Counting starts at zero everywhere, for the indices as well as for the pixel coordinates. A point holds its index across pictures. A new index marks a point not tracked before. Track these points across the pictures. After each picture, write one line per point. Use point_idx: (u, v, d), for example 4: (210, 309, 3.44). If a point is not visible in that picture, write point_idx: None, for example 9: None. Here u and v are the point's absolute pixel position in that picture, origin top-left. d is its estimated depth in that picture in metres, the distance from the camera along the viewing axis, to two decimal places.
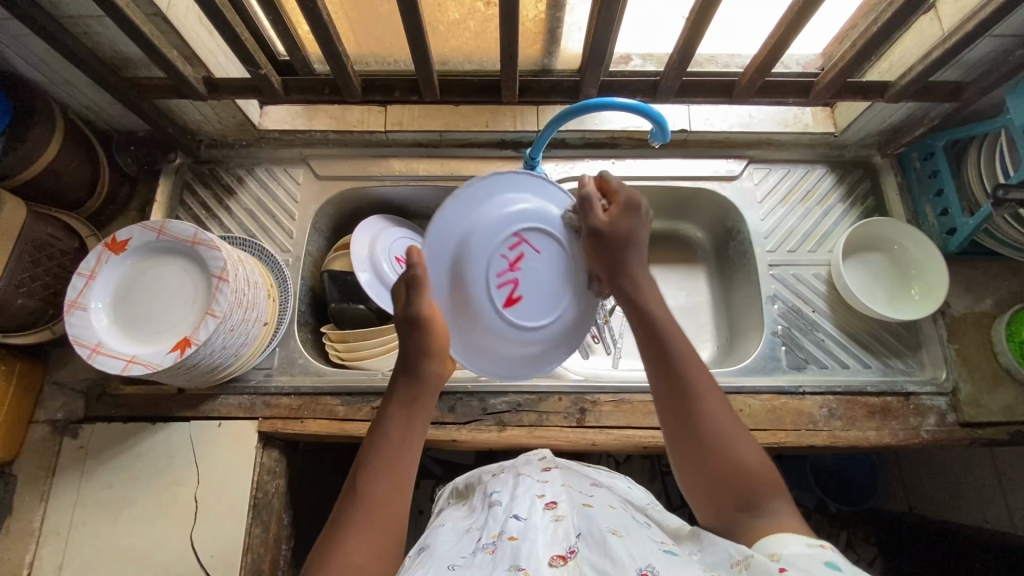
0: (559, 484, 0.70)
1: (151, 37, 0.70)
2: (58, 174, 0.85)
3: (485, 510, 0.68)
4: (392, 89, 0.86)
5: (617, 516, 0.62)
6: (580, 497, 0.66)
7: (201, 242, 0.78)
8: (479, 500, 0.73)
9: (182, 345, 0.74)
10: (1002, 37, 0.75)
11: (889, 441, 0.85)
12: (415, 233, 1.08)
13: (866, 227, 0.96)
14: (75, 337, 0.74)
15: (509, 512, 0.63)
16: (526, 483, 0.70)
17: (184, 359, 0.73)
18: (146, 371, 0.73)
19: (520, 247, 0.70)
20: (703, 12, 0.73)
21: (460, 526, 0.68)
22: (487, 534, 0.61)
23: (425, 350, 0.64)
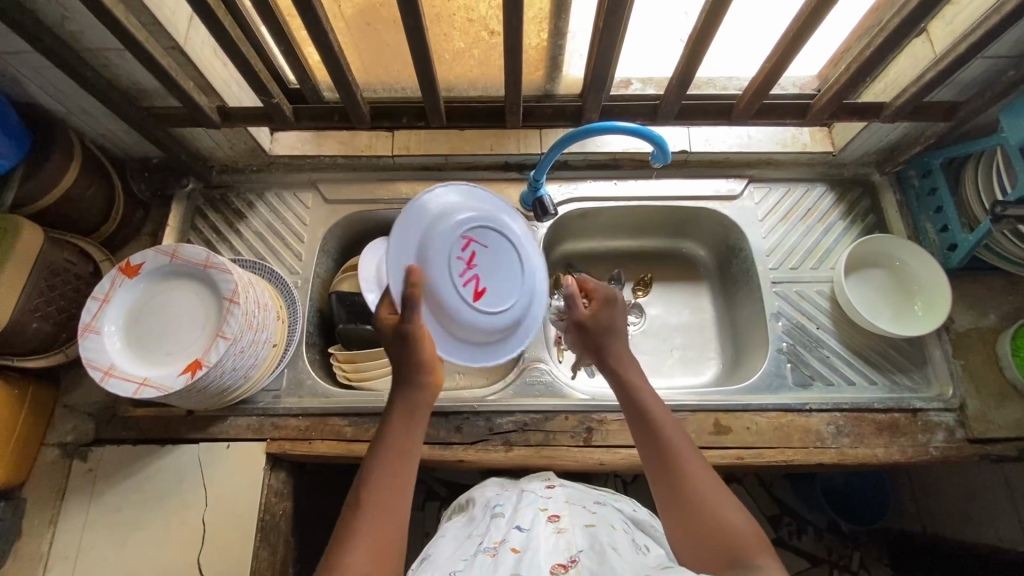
0: (562, 499, 0.71)
1: (168, 68, 0.73)
2: (73, 200, 0.87)
3: (487, 520, 0.71)
4: (400, 115, 0.88)
5: (618, 533, 0.64)
6: (583, 513, 0.67)
7: (213, 266, 0.80)
8: (481, 511, 0.75)
9: (194, 367, 0.76)
10: (993, 60, 0.77)
11: (898, 458, 0.85)
12: None
13: (867, 244, 0.97)
14: (89, 360, 0.75)
15: (512, 523, 0.66)
16: (529, 496, 0.72)
17: (194, 381, 0.75)
18: (158, 393, 0.74)
19: (472, 244, 0.71)
20: (700, 39, 0.75)
21: (462, 532, 0.72)
22: (489, 541, 0.64)
23: (415, 363, 0.61)
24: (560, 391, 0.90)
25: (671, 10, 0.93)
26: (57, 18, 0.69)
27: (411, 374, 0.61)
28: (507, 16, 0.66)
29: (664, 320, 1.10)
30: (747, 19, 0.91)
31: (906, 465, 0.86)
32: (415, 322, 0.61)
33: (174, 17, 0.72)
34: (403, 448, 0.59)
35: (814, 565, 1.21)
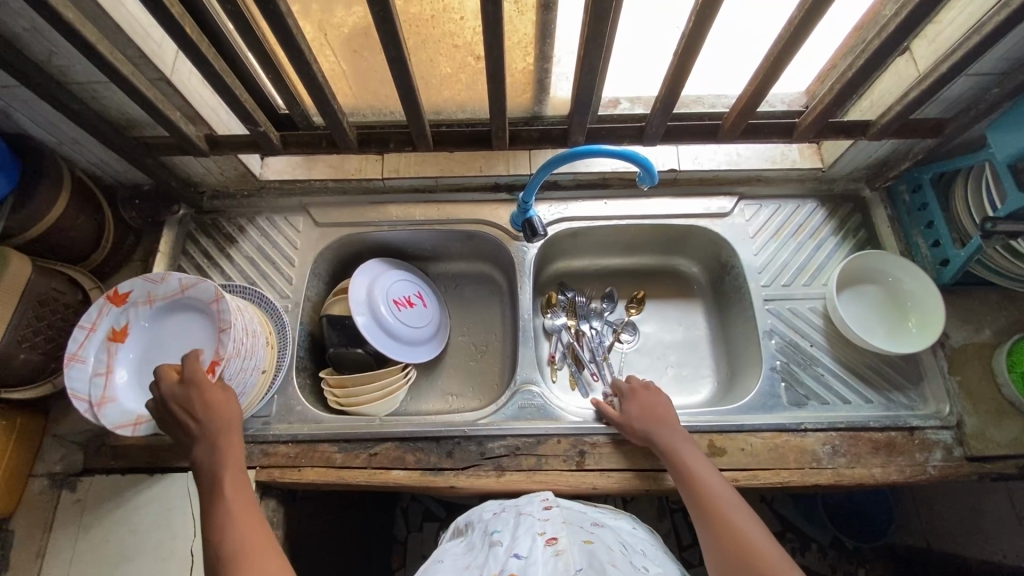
0: (559, 521, 0.71)
1: (155, 99, 0.73)
2: (63, 229, 0.87)
3: (484, 548, 0.68)
4: (387, 141, 0.88)
5: (615, 554, 0.65)
6: (579, 533, 0.69)
7: (189, 289, 0.83)
8: (479, 539, 0.72)
9: None
10: (977, 77, 0.77)
11: (895, 478, 0.84)
12: (413, 275, 1.10)
13: (860, 260, 0.96)
14: (74, 390, 0.75)
15: (509, 551, 0.64)
16: (526, 519, 0.71)
17: None
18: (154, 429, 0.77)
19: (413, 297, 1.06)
20: (683, 61, 0.75)
21: (460, 562, 0.68)
22: (487, 571, 0.62)
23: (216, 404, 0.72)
24: (552, 413, 0.89)
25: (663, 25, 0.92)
26: (44, 53, 0.69)
27: (215, 415, 0.71)
28: (488, 44, 0.67)
29: (658, 337, 1.09)
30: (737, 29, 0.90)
31: (904, 485, 0.85)
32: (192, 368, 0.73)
33: (160, 49, 0.73)
34: (232, 476, 0.68)
35: None
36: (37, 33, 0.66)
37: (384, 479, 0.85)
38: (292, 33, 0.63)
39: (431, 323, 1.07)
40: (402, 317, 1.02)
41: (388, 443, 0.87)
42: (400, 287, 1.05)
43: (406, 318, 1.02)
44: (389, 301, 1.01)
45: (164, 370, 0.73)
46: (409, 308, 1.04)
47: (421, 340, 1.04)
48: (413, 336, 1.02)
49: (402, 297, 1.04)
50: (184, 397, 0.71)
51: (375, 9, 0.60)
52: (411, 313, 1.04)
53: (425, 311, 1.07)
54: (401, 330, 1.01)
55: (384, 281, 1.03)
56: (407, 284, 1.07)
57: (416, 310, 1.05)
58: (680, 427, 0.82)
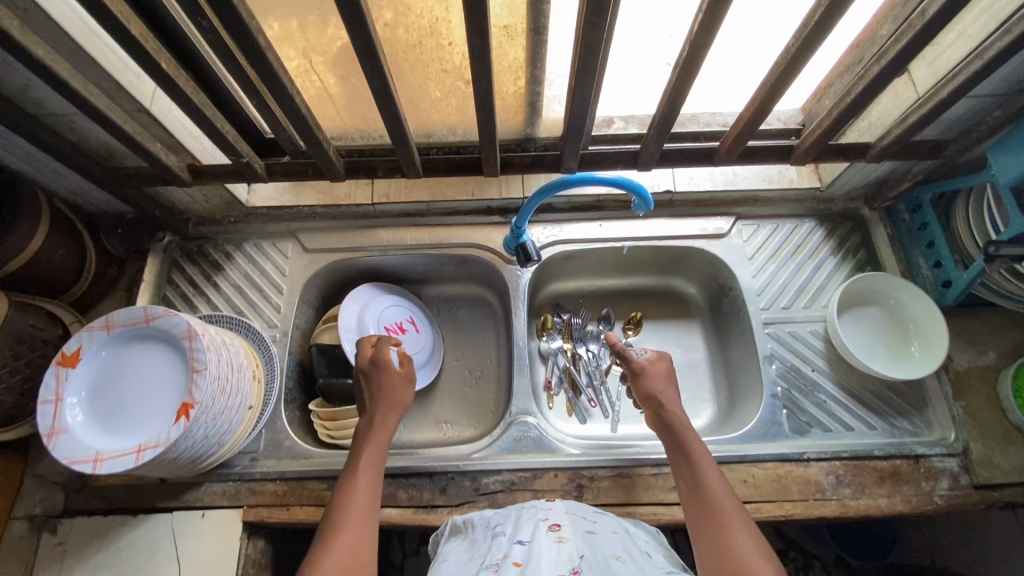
0: (562, 510, 0.70)
1: (133, 132, 0.70)
2: (42, 263, 0.85)
3: (487, 537, 0.67)
4: (375, 169, 0.86)
5: (619, 542, 0.64)
6: (583, 522, 0.67)
7: (155, 318, 0.78)
8: (482, 532, 0.70)
9: (145, 445, 0.72)
10: (980, 99, 0.75)
11: (902, 509, 0.81)
12: (406, 299, 1.08)
13: (860, 282, 0.94)
14: (42, 419, 0.72)
15: (513, 538, 0.64)
16: (528, 509, 0.71)
17: (141, 462, 0.71)
18: (106, 471, 0.70)
19: (405, 325, 1.04)
20: (677, 87, 0.71)
21: (463, 554, 0.67)
22: (491, 557, 0.62)
23: (391, 389, 0.81)
24: (549, 446, 0.87)
25: (656, 34, 0.91)
26: (18, 87, 0.66)
27: (385, 402, 0.80)
28: (477, 74, 0.64)
29: None
30: (733, 44, 0.90)
31: (911, 515, 0.82)
32: (383, 352, 0.85)
33: (138, 81, 0.70)
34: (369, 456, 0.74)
35: None
36: (8, 69, 0.63)
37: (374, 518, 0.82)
38: (273, 68, 0.60)
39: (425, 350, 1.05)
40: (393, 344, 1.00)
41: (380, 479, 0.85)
42: (392, 313, 1.03)
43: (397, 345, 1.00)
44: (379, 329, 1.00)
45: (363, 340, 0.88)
46: (401, 335, 1.02)
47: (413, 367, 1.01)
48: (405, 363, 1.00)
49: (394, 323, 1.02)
50: (375, 378, 0.82)
51: (358, 42, 0.58)
52: (402, 339, 1.02)
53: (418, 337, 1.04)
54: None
55: (375, 308, 1.02)
56: (400, 309, 1.05)
57: (409, 336, 1.03)
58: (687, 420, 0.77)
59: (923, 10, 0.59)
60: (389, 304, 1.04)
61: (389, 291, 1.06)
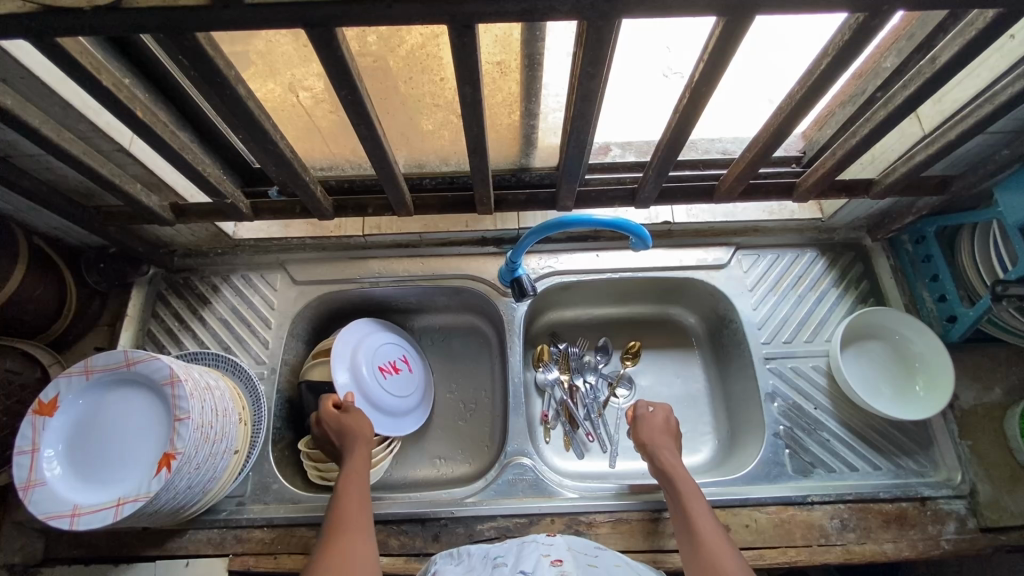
0: (564, 545, 0.69)
1: (111, 176, 0.67)
2: (19, 304, 0.82)
3: (487, 569, 0.66)
4: (365, 206, 0.83)
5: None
6: (585, 556, 0.66)
7: (136, 363, 0.74)
8: (479, 561, 0.68)
9: (123, 499, 0.69)
10: (989, 136, 0.72)
11: (908, 555, 0.79)
12: (401, 336, 1.05)
13: (863, 316, 0.92)
14: (19, 471, 0.70)
15: (517, 569, 0.63)
16: (530, 544, 0.69)
17: (120, 517, 0.68)
18: (84, 527, 0.68)
19: (399, 363, 1.00)
20: (679, 128, 0.68)
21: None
22: None
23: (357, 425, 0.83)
24: (545, 489, 0.85)
25: (653, 44, 0.86)
26: None
27: (354, 435, 0.81)
28: (468, 119, 0.62)
29: (655, 392, 1.04)
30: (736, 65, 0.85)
31: (917, 561, 0.80)
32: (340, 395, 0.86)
33: (116, 122, 0.68)
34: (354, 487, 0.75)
35: None
36: None
37: None
38: (255, 116, 0.58)
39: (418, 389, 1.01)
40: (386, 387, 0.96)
41: None
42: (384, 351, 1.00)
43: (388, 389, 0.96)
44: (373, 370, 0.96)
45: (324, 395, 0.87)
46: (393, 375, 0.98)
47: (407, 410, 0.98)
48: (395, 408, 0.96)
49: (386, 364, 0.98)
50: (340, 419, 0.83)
51: (343, 91, 0.56)
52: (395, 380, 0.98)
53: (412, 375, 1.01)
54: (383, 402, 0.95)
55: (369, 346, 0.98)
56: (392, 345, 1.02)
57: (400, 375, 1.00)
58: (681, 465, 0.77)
59: (933, 57, 0.56)
60: (384, 340, 1.01)
61: (385, 327, 1.03)
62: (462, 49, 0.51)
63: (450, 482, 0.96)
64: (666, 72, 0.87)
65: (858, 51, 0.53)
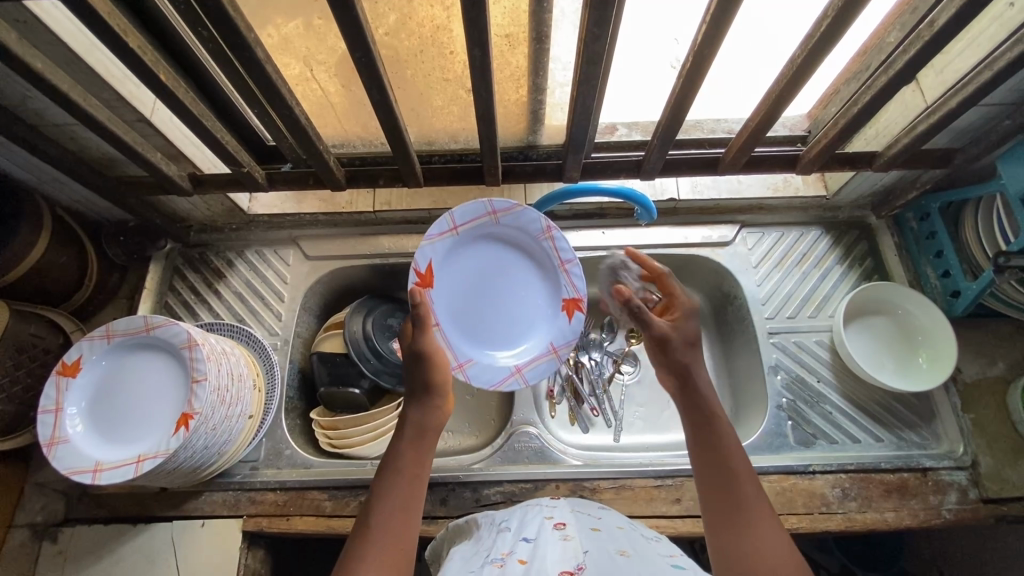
0: (567, 509, 0.69)
1: (133, 143, 0.70)
2: (43, 271, 0.85)
3: (491, 535, 0.66)
4: (376, 177, 0.85)
5: (623, 538, 0.63)
6: (588, 520, 0.66)
7: (155, 328, 0.77)
8: (486, 529, 0.69)
9: (143, 455, 0.71)
10: (989, 108, 0.73)
11: (909, 523, 0.80)
12: (459, 250, 0.83)
13: (867, 292, 0.93)
14: (43, 428, 0.72)
15: (518, 535, 0.62)
16: (534, 508, 0.70)
17: (141, 473, 0.70)
18: (108, 481, 0.70)
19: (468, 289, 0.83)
20: (681, 98, 0.70)
21: (466, 548, 0.65)
22: (495, 552, 0.60)
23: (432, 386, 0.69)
24: (550, 456, 0.87)
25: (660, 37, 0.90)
26: (19, 97, 0.66)
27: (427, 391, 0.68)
28: (477, 86, 0.64)
29: None
30: (737, 55, 0.90)
31: (917, 529, 0.81)
32: (424, 342, 0.69)
33: (138, 91, 0.70)
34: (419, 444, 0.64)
35: None
36: (6, 80, 0.63)
37: None
38: (272, 78, 0.60)
39: (501, 339, 0.84)
40: (444, 264, 0.82)
41: None
42: (483, 244, 0.84)
43: (447, 251, 0.82)
44: (454, 226, 0.81)
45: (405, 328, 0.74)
46: (463, 262, 0.83)
47: (460, 352, 0.80)
48: (435, 297, 0.80)
49: (470, 249, 0.83)
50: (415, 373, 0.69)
51: (357, 53, 0.58)
52: (462, 269, 0.83)
53: (494, 300, 0.84)
54: (420, 261, 0.80)
55: (548, 269, 0.86)
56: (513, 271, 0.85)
57: (474, 280, 0.84)
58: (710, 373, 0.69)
59: (931, 20, 0.58)
60: (468, 261, 0.83)
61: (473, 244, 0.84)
62: (472, 10, 0.53)
63: (456, 452, 0.98)
64: (674, 63, 0.91)
65: (856, 12, 0.54)
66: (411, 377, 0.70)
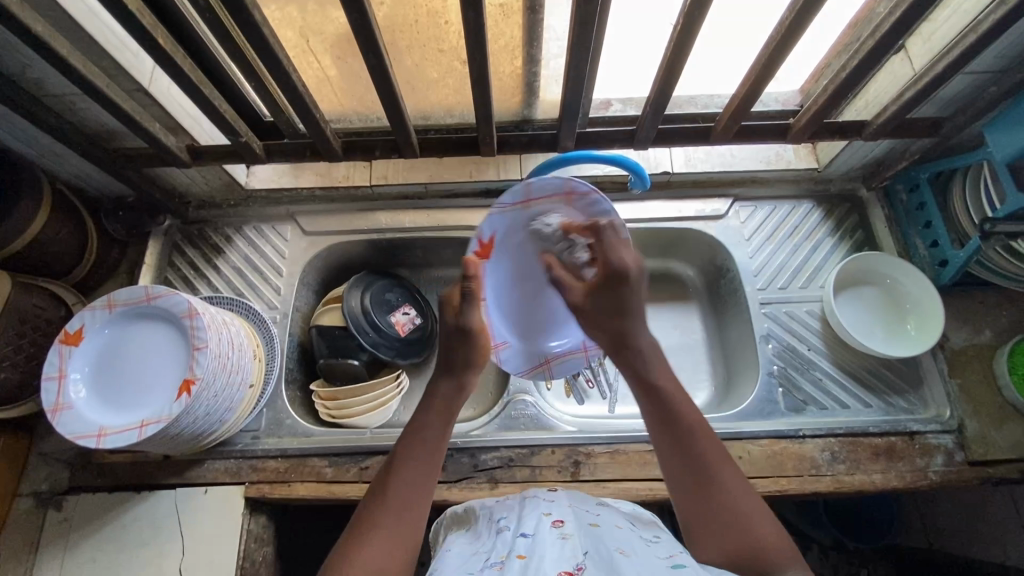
0: (565, 502, 0.64)
1: (132, 112, 0.71)
2: (44, 244, 0.86)
3: (488, 532, 0.61)
4: (372, 148, 0.86)
5: (626, 538, 0.58)
6: (588, 516, 0.61)
7: (156, 298, 0.79)
8: (483, 524, 0.64)
9: (146, 420, 0.73)
10: (975, 75, 0.75)
11: (896, 484, 0.82)
12: (524, 224, 0.75)
13: (857, 262, 0.95)
14: (47, 395, 0.73)
15: (516, 531, 0.57)
16: (531, 500, 0.64)
17: (144, 437, 0.72)
18: (111, 445, 0.71)
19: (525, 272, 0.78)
20: (674, 60, 0.71)
21: (463, 547, 0.60)
22: (494, 554, 0.55)
23: (469, 361, 0.69)
24: (545, 423, 0.89)
25: None
26: (18, 67, 0.67)
27: (463, 364, 0.69)
28: (472, 51, 0.65)
29: None
30: None
31: (905, 491, 0.83)
32: (470, 316, 0.69)
33: (136, 60, 0.71)
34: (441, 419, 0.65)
35: None
36: (5, 46, 0.64)
37: None
38: (268, 41, 0.61)
39: (543, 328, 0.82)
40: (506, 237, 0.76)
41: (380, 456, 0.87)
42: (546, 226, 0.76)
43: (512, 224, 0.75)
44: (527, 198, 0.72)
45: (447, 297, 0.71)
46: (521, 240, 0.76)
47: (500, 334, 0.80)
48: (489, 271, 0.76)
49: (534, 224, 0.75)
50: (461, 345, 0.69)
51: (353, 16, 0.59)
52: (522, 246, 0.76)
53: (539, 289, 0.79)
54: (484, 229, 0.75)
55: None
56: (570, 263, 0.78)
57: (529, 264, 0.77)
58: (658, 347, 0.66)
59: None
60: (536, 238, 0.76)
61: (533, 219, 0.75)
62: None
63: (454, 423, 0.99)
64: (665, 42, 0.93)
65: None
66: (445, 347, 0.70)
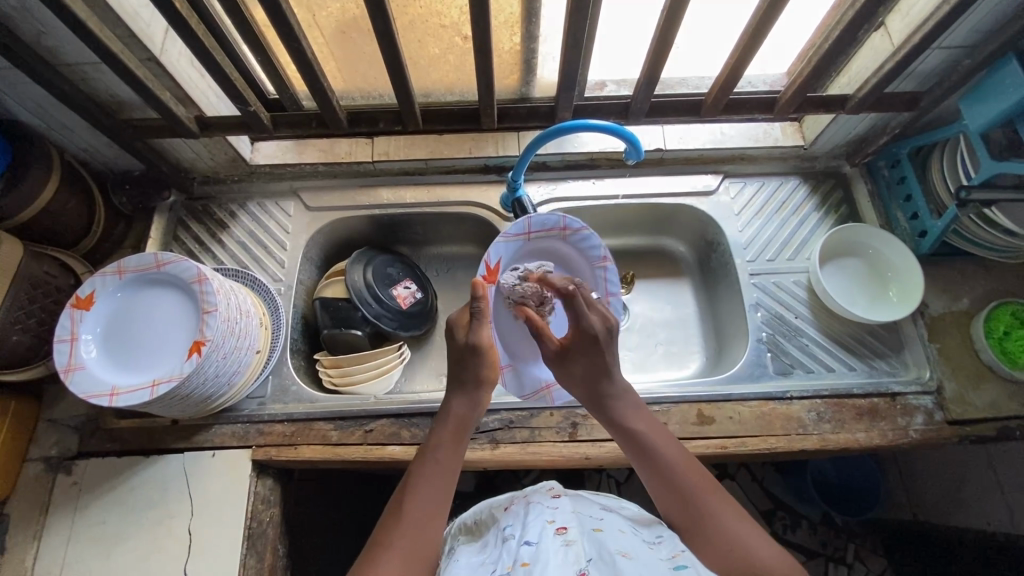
0: (569, 508, 0.64)
1: (145, 80, 0.73)
2: (53, 213, 0.87)
3: (496, 543, 0.61)
4: (377, 120, 0.91)
5: (627, 539, 0.59)
6: (592, 521, 0.62)
7: (166, 264, 0.81)
8: (492, 535, 0.64)
9: (157, 380, 0.75)
10: (950, 50, 0.79)
11: (878, 442, 0.86)
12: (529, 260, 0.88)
13: (841, 232, 0.99)
14: (59, 355, 0.76)
15: (520, 539, 0.58)
16: (536, 506, 0.64)
17: (156, 395, 0.73)
18: (123, 403, 0.73)
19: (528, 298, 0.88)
20: (666, 32, 0.74)
21: (472, 559, 0.61)
22: (500, 565, 0.56)
23: (480, 380, 0.73)
24: None
25: None
26: (33, 34, 0.69)
27: (474, 381, 0.73)
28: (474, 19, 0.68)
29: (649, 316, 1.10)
30: None
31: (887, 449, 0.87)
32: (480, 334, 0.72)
33: (149, 29, 0.73)
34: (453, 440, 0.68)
35: (809, 559, 1.17)
36: (24, 10, 0.66)
37: (380, 454, 0.86)
38: (279, 6, 0.64)
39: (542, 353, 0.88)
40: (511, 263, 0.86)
41: (383, 420, 0.89)
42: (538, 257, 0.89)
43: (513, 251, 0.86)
44: (529, 231, 0.86)
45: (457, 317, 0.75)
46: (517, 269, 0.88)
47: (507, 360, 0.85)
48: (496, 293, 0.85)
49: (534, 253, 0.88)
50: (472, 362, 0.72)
51: None
52: None
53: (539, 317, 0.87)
54: (493, 255, 0.84)
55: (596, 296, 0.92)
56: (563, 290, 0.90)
57: None
58: (631, 390, 0.71)
59: None
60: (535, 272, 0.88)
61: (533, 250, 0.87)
62: None
63: None
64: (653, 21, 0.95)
65: None
66: (461, 366, 0.73)
